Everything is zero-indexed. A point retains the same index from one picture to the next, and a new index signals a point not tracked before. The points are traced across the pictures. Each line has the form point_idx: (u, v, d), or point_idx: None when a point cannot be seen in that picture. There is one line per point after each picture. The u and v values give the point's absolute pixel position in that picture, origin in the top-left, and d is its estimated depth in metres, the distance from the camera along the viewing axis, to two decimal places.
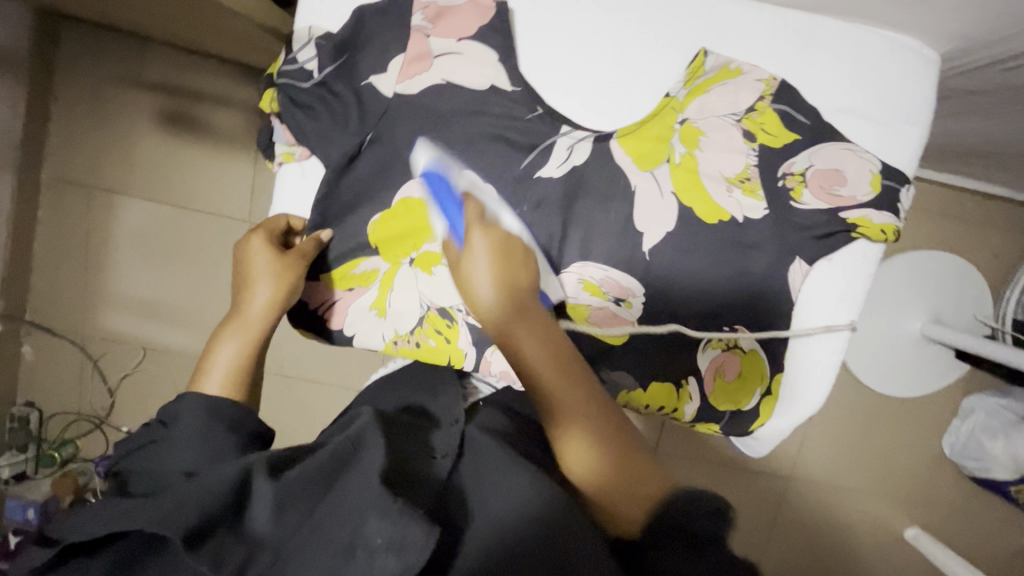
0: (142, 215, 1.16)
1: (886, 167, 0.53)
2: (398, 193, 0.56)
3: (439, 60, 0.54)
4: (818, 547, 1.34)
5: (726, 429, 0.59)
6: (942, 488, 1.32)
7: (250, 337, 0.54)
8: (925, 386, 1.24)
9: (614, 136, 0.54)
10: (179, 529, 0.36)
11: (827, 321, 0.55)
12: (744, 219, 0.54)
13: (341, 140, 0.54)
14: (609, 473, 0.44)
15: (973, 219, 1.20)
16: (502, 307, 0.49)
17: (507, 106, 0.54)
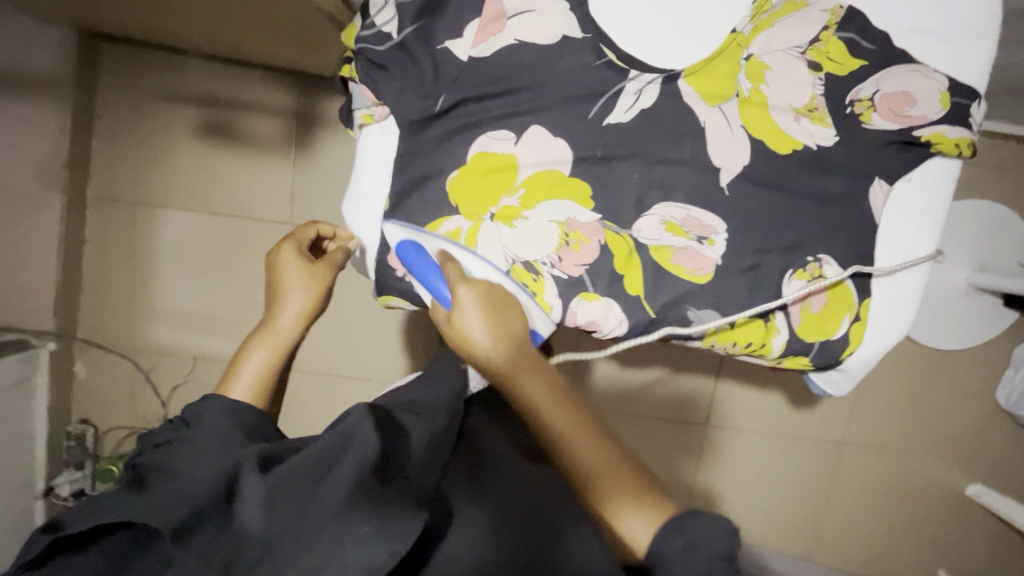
0: (186, 225, 1.19)
1: (953, 85, 0.55)
2: (473, 147, 0.56)
3: (512, 21, 0.54)
4: (876, 511, 1.33)
5: (815, 360, 0.59)
6: (1000, 443, 1.30)
7: (275, 346, 0.61)
8: (979, 336, 1.22)
9: (681, 76, 0.55)
10: (168, 523, 0.39)
11: (906, 239, 0.58)
12: (817, 147, 0.56)
13: (413, 101, 0.56)
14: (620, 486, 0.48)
15: (1009, 166, 1.19)
16: (505, 358, 0.50)
17: (577, 55, 0.55)
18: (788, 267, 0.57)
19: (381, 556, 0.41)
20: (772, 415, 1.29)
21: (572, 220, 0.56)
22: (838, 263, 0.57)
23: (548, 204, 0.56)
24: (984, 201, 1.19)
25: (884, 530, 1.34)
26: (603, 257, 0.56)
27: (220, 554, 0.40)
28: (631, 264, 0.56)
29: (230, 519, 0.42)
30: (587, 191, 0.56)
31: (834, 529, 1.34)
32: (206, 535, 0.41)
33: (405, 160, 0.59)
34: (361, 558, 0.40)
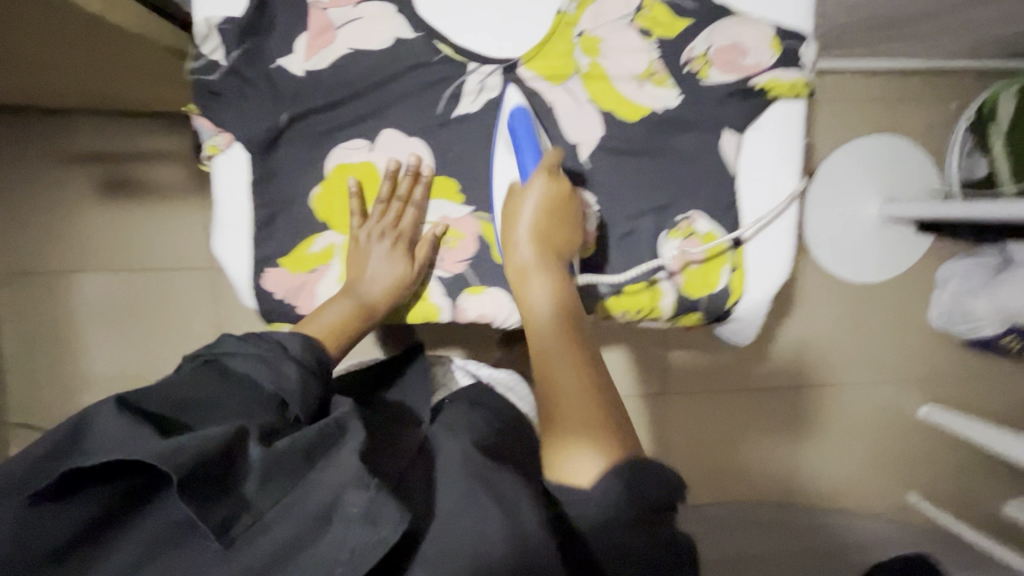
0: (103, 286, 1.15)
1: (781, 31, 0.60)
2: (330, 160, 0.63)
3: (340, 32, 0.62)
4: (841, 447, 1.37)
5: (705, 314, 0.61)
6: (944, 361, 1.35)
7: (359, 308, 0.62)
8: (899, 265, 1.29)
9: (519, 64, 0.62)
10: (179, 471, 0.42)
11: (769, 180, 0.61)
12: (666, 109, 0.61)
13: (259, 119, 0.62)
14: (584, 425, 0.50)
15: (900, 96, 1.24)
16: (534, 257, 0.57)
17: (413, 51, 0.62)
18: (661, 228, 0.61)
19: (367, 539, 0.45)
20: (727, 371, 1.33)
21: (444, 218, 0.65)
22: (706, 216, 0.60)
23: (419, 205, 0.64)
24: (882, 133, 1.24)
25: (853, 465, 1.38)
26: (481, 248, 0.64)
27: (219, 514, 0.44)
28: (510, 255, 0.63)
29: (232, 480, 0.46)
30: (453, 186, 0.64)
31: (805, 473, 1.37)
32: (213, 492, 0.44)
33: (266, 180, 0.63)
34: (346, 539, 0.45)
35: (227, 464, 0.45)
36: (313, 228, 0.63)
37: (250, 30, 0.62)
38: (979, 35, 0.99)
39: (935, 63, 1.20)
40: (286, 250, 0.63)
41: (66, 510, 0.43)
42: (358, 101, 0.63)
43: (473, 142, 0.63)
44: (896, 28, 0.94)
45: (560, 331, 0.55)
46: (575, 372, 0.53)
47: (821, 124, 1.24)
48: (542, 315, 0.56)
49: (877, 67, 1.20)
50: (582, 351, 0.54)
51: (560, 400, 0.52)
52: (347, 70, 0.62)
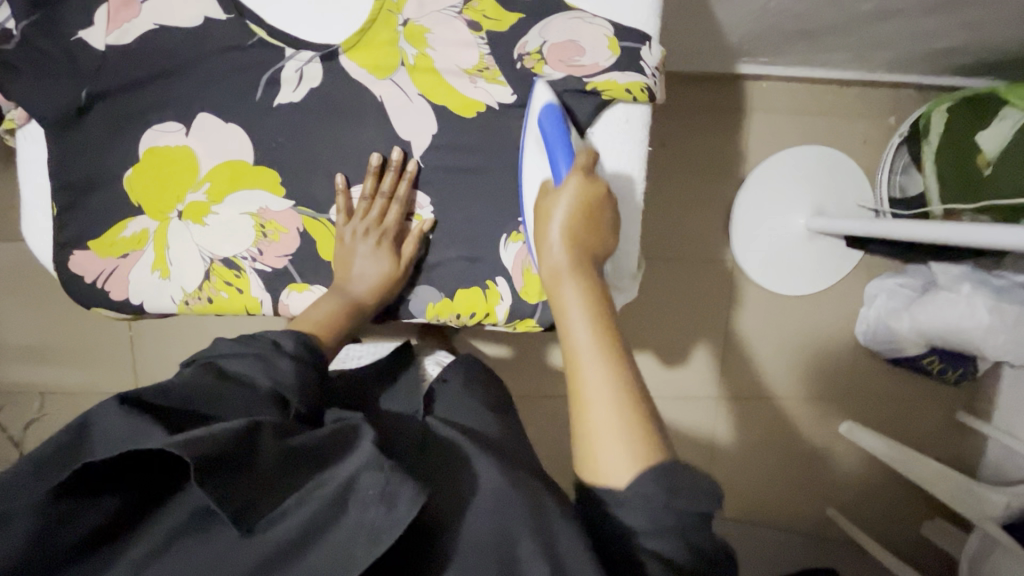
0: (7, 254, 1.12)
1: (619, 31, 0.58)
2: (143, 144, 0.61)
3: (146, 7, 0.59)
4: (760, 459, 1.37)
5: (540, 322, 0.62)
6: (866, 377, 1.35)
7: (347, 304, 0.62)
8: (834, 273, 1.26)
9: (339, 52, 0.60)
10: (196, 459, 0.39)
11: (606, 184, 0.60)
12: (498, 105, 0.60)
13: (60, 96, 0.60)
14: (625, 434, 0.45)
15: (835, 108, 1.23)
16: (567, 259, 0.51)
17: (226, 32, 0.60)
18: (501, 232, 0.61)
19: (382, 521, 0.41)
20: (647, 378, 1.31)
21: (263, 210, 0.61)
22: None
23: (236, 196, 0.61)
24: (808, 145, 1.22)
25: (773, 475, 1.38)
26: (303, 242, 0.63)
27: (235, 501, 0.41)
28: None
29: (248, 468, 0.42)
30: (275, 179, 0.61)
31: (724, 480, 1.37)
32: (237, 479, 0.41)
33: (70, 159, 0.61)
34: (362, 521, 0.41)
35: (250, 452, 0.42)
36: (125, 211, 0.62)
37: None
38: (903, 49, 0.96)
39: (862, 74, 1.17)
40: (97, 233, 0.62)
41: (85, 507, 0.41)
42: (201, 77, 0.61)
43: (318, 127, 0.61)
44: (814, 38, 0.92)
45: (598, 331, 0.48)
46: (614, 378, 0.46)
47: (753, 131, 1.23)
48: (576, 325, 0.48)
49: (805, 75, 1.18)
50: (619, 355, 0.48)
51: (598, 405, 0.46)
52: (190, 46, 0.60)
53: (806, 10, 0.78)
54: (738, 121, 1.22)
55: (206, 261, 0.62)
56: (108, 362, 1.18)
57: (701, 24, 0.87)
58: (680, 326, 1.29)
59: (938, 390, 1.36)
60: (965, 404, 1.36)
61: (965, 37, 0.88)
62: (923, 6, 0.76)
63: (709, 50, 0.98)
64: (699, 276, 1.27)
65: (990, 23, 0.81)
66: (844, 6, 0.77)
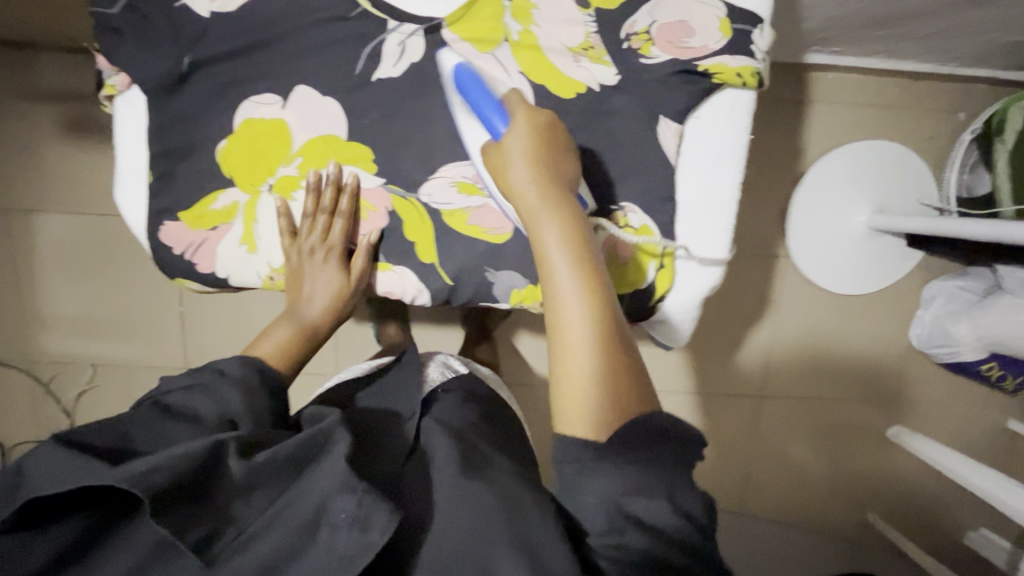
0: (65, 227, 1.14)
1: (732, 12, 0.57)
2: (238, 114, 0.60)
3: None
4: (800, 459, 1.34)
5: (629, 313, 0.59)
6: (917, 381, 1.31)
7: (301, 330, 0.65)
8: (891, 274, 1.23)
9: (444, 25, 0.59)
10: (148, 492, 0.43)
11: (705, 172, 0.58)
12: (601, 87, 0.58)
13: (158, 64, 0.59)
14: (599, 371, 0.46)
15: (901, 101, 1.18)
16: (537, 196, 0.50)
17: (327, 4, 0.59)
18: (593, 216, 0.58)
19: (354, 546, 0.44)
20: (691, 372, 1.29)
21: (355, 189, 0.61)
22: (640, 209, 0.58)
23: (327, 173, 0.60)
24: (874, 139, 1.18)
25: (814, 478, 1.35)
26: (392, 222, 0.61)
27: (199, 531, 0.44)
28: (422, 228, 0.60)
29: (211, 495, 0.46)
30: (367, 155, 0.60)
31: (762, 481, 1.35)
32: (193, 509, 0.45)
33: (163, 129, 0.61)
34: (333, 545, 0.44)
35: (204, 483, 0.46)
36: (216, 183, 0.61)
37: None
38: (992, 40, 0.92)
39: (938, 67, 1.13)
40: (188, 204, 0.61)
41: (36, 539, 0.43)
42: (288, 48, 0.60)
43: (410, 103, 0.59)
44: (894, 26, 0.88)
45: (583, 279, 0.48)
46: (595, 327, 0.47)
47: (818, 123, 1.19)
48: (561, 271, 0.48)
49: (878, 66, 1.13)
50: (602, 302, 0.48)
51: (575, 359, 0.47)
52: (278, 16, 0.59)
53: None
54: (804, 112, 1.18)
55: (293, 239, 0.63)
56: (158, 337, 1.19)
57: (779, 10, 0.84)
58: (726, 322, 1.27)
59: (991, 398, 1.31)
60: (1019, 414, 1.31)
61: None
62: None
63: (780, 38, 0.95)
64: (749, 272, 1.24)
65: None
66: None
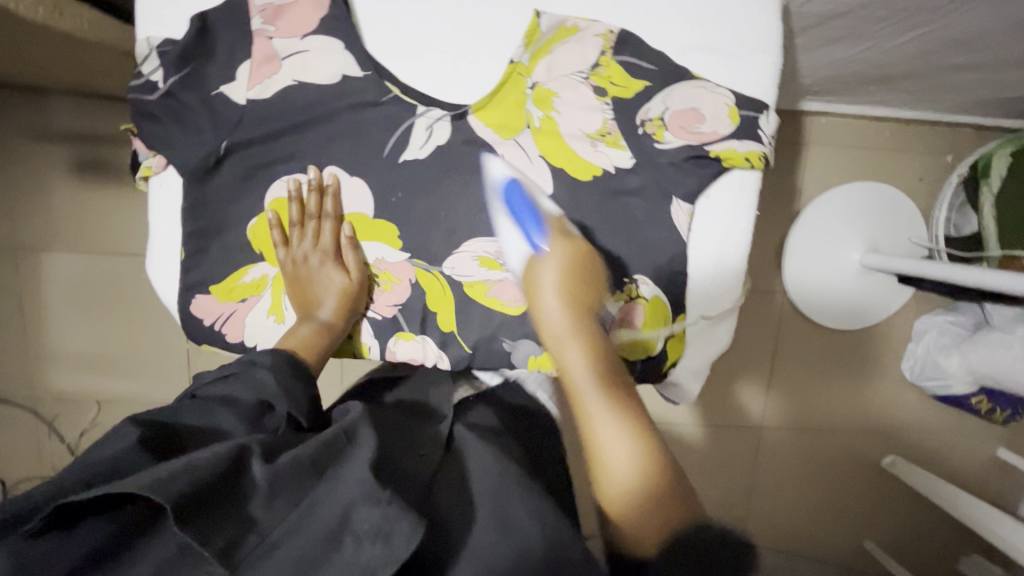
0: (73, 267, 1.15)
1: (738, 99, 0.59)
2: (268, 193, 0.63)
3: (286, 62, 0.61)
4: (798, 488, 1.37)
5: (640, 376, 0.63)
6: (909, 412, 1.35)
7: (320, 330, 0.60)
8: (884, 309, 1.26)
9: (469, 112, 0.61)
10: (175, 500, 0.41)
11: (716, 248, 0.61)
12: (616, 169, 0.61)
13: (196, 146, 0.61)
14: (628, 447, 0.50)
15: (892, 145, 1.23)
16: (567, 327, 0.56)
17: (354, 88, 0.61)
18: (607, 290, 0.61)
19: (377, 557, 0.42)
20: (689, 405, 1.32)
21: (381, 260, 0.63)
22: (651, 281, 0.61)
23: (355, 246, 0.63)
24: (866, 181, 1.23)
25: (810, 506, 1.38)
26: (414, 293, 0.63)
27: (222, 539, 0.42)
28: (443, 299, 0.62)
29: (233, 501, 0.44)
30: (394, 232, 0.62)
31: (761, 510, 1.37)
32: (218, 515, 0.43)
33: (194, 206, 0.62)
34: (356, 557, 0.42)
35: (227, 490, 0.44)
36: (247, 257, 0.63)
37: (212, 47, 0.61)
38: (981, 97, 0.96)
39: (928, 115, 1.17)
40: (220, 276, 0.63)
41: (63, 542, 0.41)
42: (315, 126, 0.62)
43: (432, 180, 0.62)
44: (889, 83, 0.92)
45: (600, 378, 0.54)
46: (617, 417, 0.51)
47: (813, 166, 1.23)
48: (579, 376, 0.54)
49: (871, 113, 1.18)
50: (623, 400, 0.53)
51: (619, 477, 0.49)
52: (306, 94, 0.61)
53: (891, 61, 0.78)
54: (800, 156, 1.23)
55: None
56: (165, 374, 1.20)
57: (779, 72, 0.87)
58: (725, 355, 1.30)
59: (980, 428, 1.36)
60: (1009, 444, 1.35)
61: None
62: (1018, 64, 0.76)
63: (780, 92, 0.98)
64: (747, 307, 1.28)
65: None
66: (934, 60, 0.77)
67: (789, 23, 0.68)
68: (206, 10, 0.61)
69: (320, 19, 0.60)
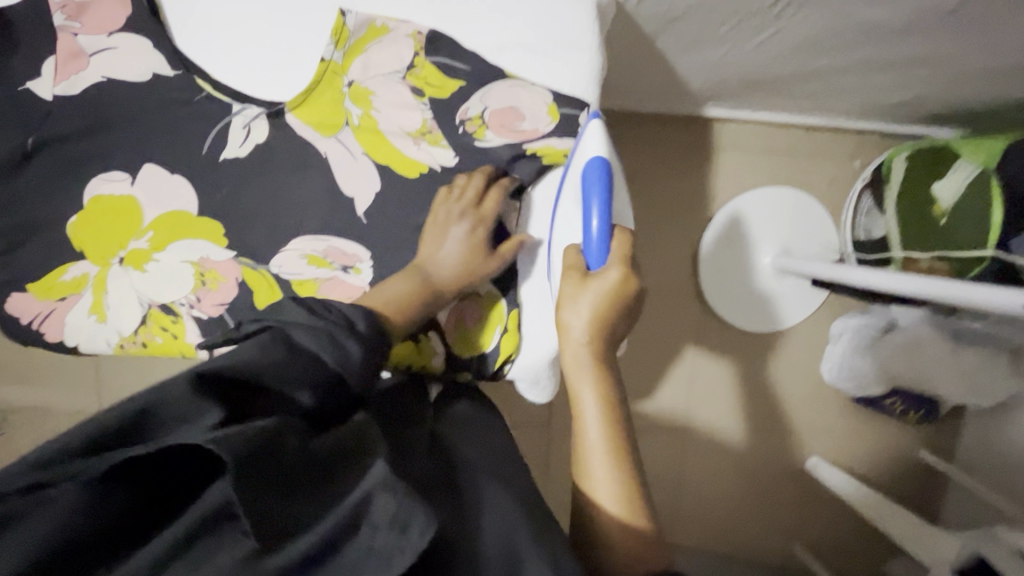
0: None
1: (558, 96, 0.61)
2: (87, 191, 0.62)
3: (93, 58, 0.60)
4: (725, 491, 1.37)
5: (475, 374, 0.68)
6: (830, 413, 1.36)
7: (420, 283, 0.59)
8: (798, 313, 1.29)
9: (286, 110, 0.61)
10: (232, 455, 0.36)
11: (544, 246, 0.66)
12: (440, 167, 0.63)
13: (7, 144, 0.60)
14: (624, 508, 0.47)
15: (800, 150, 1.26)
16: (588, 353, 0.52)
17: (171, 87, 0.61)
18: None
19: (389, 544, 0.37)
20: None
21: (205, 259, 0.62)
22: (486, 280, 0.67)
23: (177, 245, 0.61)
24: (773, 185, 1.25)
25: (736, 509, 1.38)
26: (241, 292, 0.62)
27: (261, 506, 0.37)
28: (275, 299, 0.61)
29: (275, 469, 0.38)
30: (218, 230, 0.62)
31: (689, 514, 1.37)
32: (267, 483, 0.38)
33: (11, 205, 0.62)
34: (369, 544, 0.37)
35: (272, 453, 0.39)
36: (66, 256, 0.62)
37: (26, 43, 0.60)
38: (862, 99, 0.99)
39: (828, 120, 1.20)
40: (37, 275, 0.62)
41: (117, 494, 0.36)
42: (137, 125, 0.61)
43: (262, 179, 0.62)
44: (771, 87, 0.94)
45: (609, 433, 0.49)
46: (625, 500, 0.47)
47: (721, 170, 1.25)
48: (591, 427, 0.49)
49: (773, 118, 1.21)
50: (627, 453, 0.49)
51: (607, 505, 0.47)
52: (127, 94, 0.61)
53: (759, 63, 0.80)
54: (707, 160, 1.25)
55: (145, 306, 0.63)
56: (72, 383, 1.17)
57: (660, 75, 0.89)
58: (645, 357, 1.30)
59: (902, 428, 1.37)
60: (930, 443, 1.37)
61: (916, 91, 0.90)
62: (868, 64, 0.78)
63: (670, 94, 1.00)
64: (662, 310, 1.29)
65: (932, 79, 0.83)
66: (794, 61, 0.79)
67: (637, 24, 0.70)
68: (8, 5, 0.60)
69: (131, 18, 0.60)
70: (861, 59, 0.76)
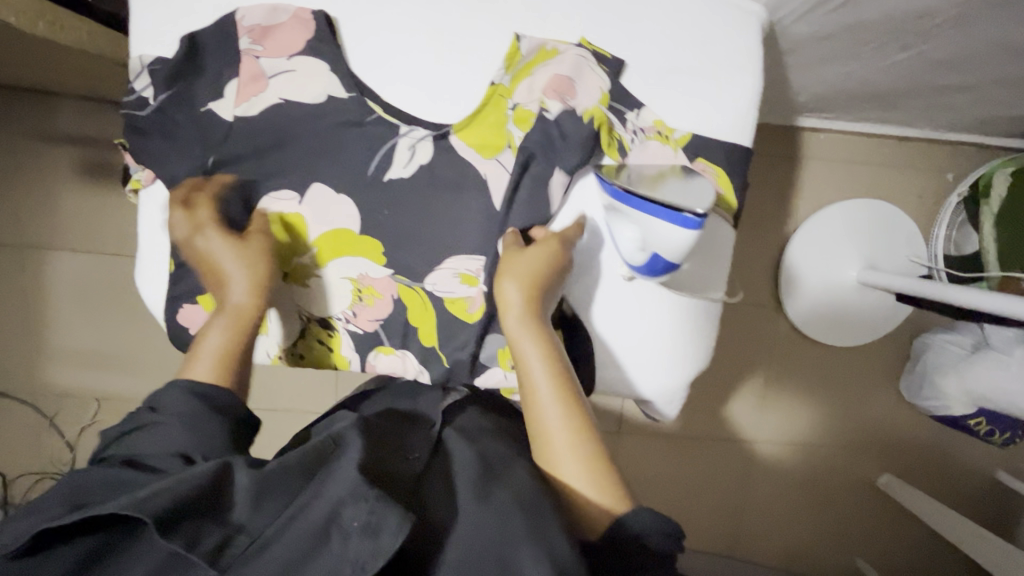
0: (74, 266, 1.17)
1: (726, 118, 0.62)
2: (258, 208, 0.65)
3: (272, 81, 0.62)
4: (793, 505, 1.36)
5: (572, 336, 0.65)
6: (906, 430, 1.34)
7: (236, 325, 0.60)
8: (872, 332, 1.22)
9: (452, 132, 0.62)
10: (153, 513, 0.39)
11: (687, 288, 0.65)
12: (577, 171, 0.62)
13: (187, 161, 0.64)
14: (579, 439, 0.53)
15: (892, 163, 1.23)
16: (528, 321, 0.57)
17: (341, 108, 0.62)
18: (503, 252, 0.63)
19: (364, 553, 0.40)
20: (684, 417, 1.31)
21: (364, 276, 0.65)
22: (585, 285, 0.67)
23: (339, 261, 0.65)
24: (862, 197, 1.23)
25: (804, 523, 1.36)
26: (396, 308, 0.66)
27: (210, 540, 0.41)
28: (426, 314, 0.66)
29: (221, 512, 0.42)
30: (377, 248, 0.64)
31: (755, 527, 1.36)
32: (204, 522, 0.41)
33: None
34: (344, 553, 0.40)
35: (208, 498, 0.42)
36: None
37: (210, 65, 0.62)
38: (973, 115, 0.96)
39: (925, 133, 1.17)
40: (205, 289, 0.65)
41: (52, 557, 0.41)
42: (305, 146, 0.63)
43: (421, 199, 0.64)
44: (884, 102, 0.91)
45: (555, 381, 0.54)
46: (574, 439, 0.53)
47: (809, 181, 1.24)
48: (538, 380, 0.54)
49: (870, 130, 1.18)
50: (575, 399, 0.54)
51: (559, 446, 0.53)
52: (297, 115, 0.63)
53: (883, 80, 0.79)
54: (796, 172, 1.23)
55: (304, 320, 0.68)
56: (165, 373, 1.22)
57: (772, 89, 0.87)
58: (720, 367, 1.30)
59: (979, 448, 1.34)
60: (1008, 465, 1.33)
61: None
62: (999, 83, 0.76)
63: (776, 105, 0.98)
64: (742, 320, 1.28)
65: None
66: (923, 78, 0.77)
67: (777, 43, 0.70)
68: (194, 28, 0.62)
69: (308, 42, 0.61)
70: (1007, 80, 0.73)
